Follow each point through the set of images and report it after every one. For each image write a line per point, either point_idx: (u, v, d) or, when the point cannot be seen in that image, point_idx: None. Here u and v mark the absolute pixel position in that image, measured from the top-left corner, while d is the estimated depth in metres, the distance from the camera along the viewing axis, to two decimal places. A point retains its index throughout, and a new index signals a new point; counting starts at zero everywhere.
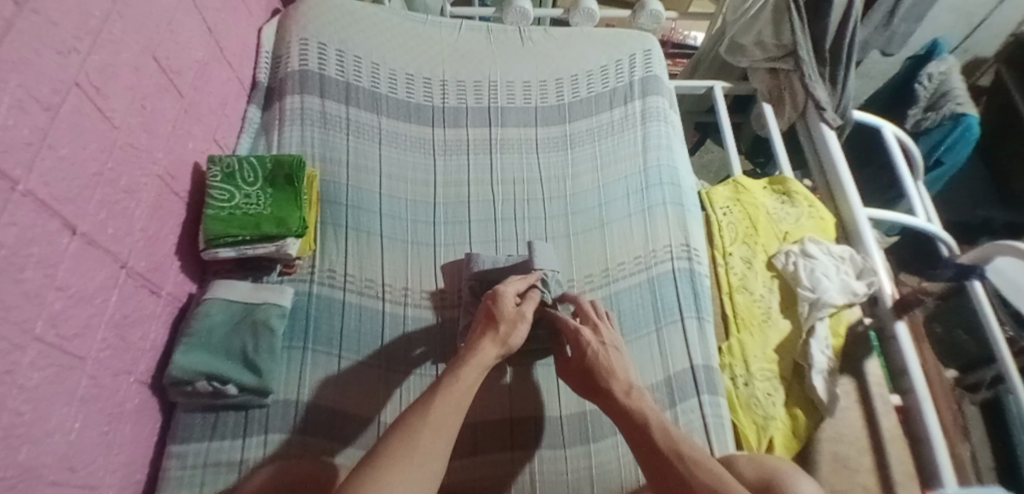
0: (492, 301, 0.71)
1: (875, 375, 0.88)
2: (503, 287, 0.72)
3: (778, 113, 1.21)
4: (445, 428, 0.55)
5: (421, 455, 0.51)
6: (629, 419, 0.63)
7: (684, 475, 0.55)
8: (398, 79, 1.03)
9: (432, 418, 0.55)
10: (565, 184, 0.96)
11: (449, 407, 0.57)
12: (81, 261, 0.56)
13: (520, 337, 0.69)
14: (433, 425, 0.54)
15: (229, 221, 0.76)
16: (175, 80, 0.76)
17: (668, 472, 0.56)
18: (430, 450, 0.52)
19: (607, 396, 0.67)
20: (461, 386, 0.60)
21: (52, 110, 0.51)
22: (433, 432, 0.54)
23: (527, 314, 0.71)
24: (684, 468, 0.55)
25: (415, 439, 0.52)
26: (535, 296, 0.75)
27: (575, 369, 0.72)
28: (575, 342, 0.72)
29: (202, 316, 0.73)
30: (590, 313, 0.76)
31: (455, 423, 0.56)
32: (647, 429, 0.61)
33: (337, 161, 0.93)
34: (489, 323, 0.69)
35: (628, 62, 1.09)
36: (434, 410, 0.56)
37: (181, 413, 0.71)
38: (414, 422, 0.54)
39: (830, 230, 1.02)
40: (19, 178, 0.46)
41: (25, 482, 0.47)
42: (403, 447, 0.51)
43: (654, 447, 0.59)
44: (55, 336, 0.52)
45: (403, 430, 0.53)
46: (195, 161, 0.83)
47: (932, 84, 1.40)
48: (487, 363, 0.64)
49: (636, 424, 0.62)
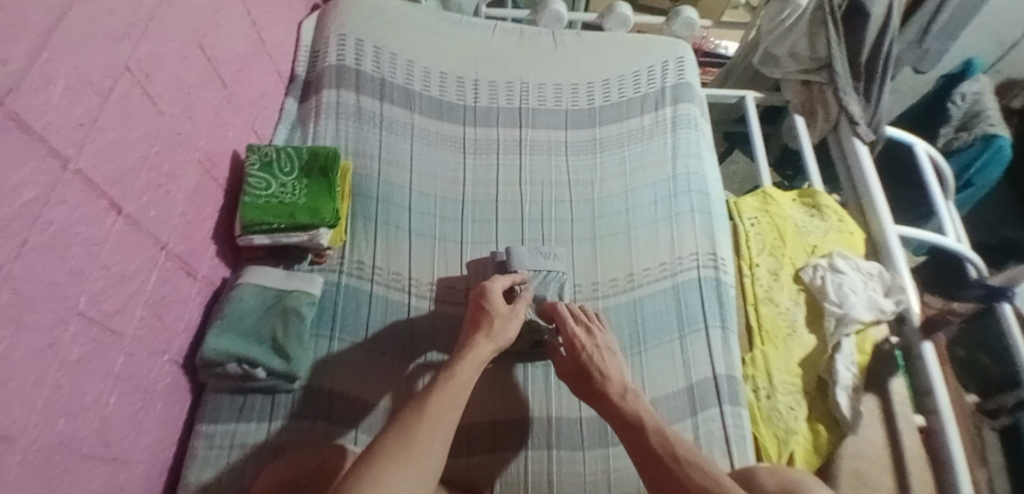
0: (480, 297, 0.73)
1: (900, 394, 0.86)
2: (490, 284, 0.75)
3: (810, 126, 1.19)
4: (442, 424, 0.55)
5: (420, 450, 0.51)
6: (625, 423, 0.63)
7: (681, 477, 0.54)
8: (431, 77, 1.04)
9: (428, 412, 0.56)
10: (592, 187, 0.97)
11: (447, 404, 0.57)
12: (124, 241, 0.57)
13: (509, 333, 0.70)
14: (432, 420, 0.55)
15: (265, 209, 0.78)
16: (218, 70, 0.78)
17: (661, 469, 0.56)
18: (427, 448, 0.52)
19: (603, 397, 0.67)
20: (457, 384, 0.60)
21: (104, 94, 0.52)
22: (430, 429, 0.54)
23: (518, 311, 0.72)
24: (678, 468, 0.55)
25: (412, 433, 0.53)
26: (526, 298, 0.75)
27: (569, 371, 0.72)
28: (570, 344, 0.73)
29: (235, 300, 0.75)
30: (580, 314, 0.77)
31: (452, 419, 0.57)
32: (644, 431, 0.61)
33: (370, 155, 0.94)
34: (477, 323, 0.70)
35: (660, 68, 1.09)
36: (433, 406, 0.56)
37: (211, 394, 0.73)
38: (410, 418, 0.54)
39: (859, 245, 1.00)
40: (71, 157, 0.47)
41: (60, 454, 0.49)
42: (404, 440, 0.52)
43: (653, 450, 0.58)
44: (96, 312, 0.53)
45: (400, 428, 0.53)
46: (234, 149, 0.85)
47: (965, 103, 1.38)
48: (482, 359, 0.65)
49: (631, 426, 0.62)
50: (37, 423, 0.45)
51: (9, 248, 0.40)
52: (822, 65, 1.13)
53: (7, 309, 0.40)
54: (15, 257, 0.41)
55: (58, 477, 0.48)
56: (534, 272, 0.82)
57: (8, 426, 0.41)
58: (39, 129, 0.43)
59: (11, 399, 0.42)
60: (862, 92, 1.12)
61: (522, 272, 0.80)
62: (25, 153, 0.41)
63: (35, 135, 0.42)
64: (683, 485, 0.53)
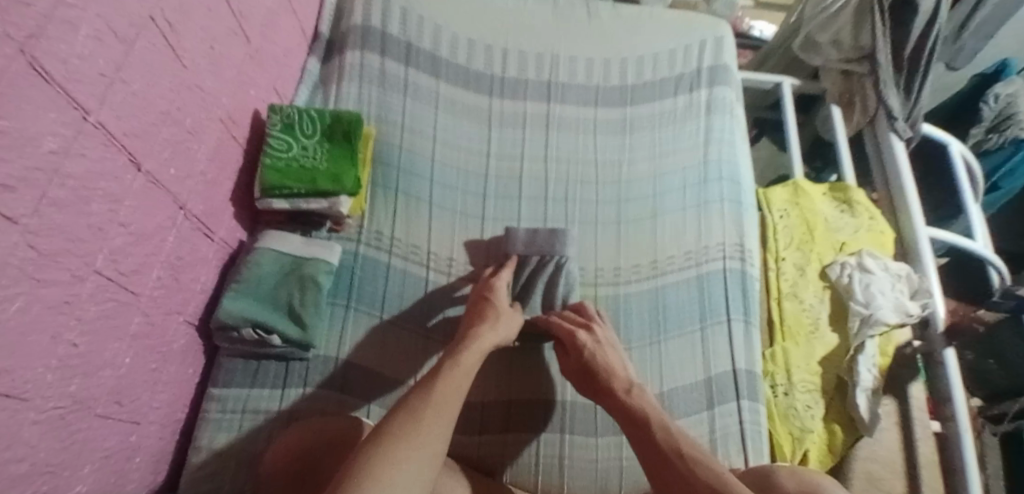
0: (484, 291, 0.74)
1: (918, 400, 0.85)
2: (497, 279, 0.75)
3: (846, 118, 1.14)
4: (446, 408, 0.53)
5: (427, 431, 0.50)
6: (630, 414, 0.62)
7: (683, 472, 0.53)
8: (459, 43, 1.00)
9: (432, 397, 0.54)
10: (620, 169, 0.93)
11: (449, 389, 0.56)
12: (144, 199, 0.55)
13: (513, 330, 0.70)
14: (436, 405, 0.53)
15: (286, 173, 0.76)
16: (243, 24, 0.75)
17: (666, 468, 0.55)
18: (434, 429, 0.50)
19: (609, 394, 0.66)
20: (462, 371, 0.59)
21: (129, 44, 0.49)
22: (435, 413, 0.52)
23: (518, 311, 0.73)
24: (683, 465, 0.54)
25: (418, 415, 0.51)
26: (518, 319, 0.72)
27: (574, 368, 0.70)
28: (572, 343, 0.70)
29: (253, 264, 0.74)
30: (577, 316, 0.74)
31: (454, 407, 0.55)
32: (648, 423, 0.60)
33: (393, 123, 0.92)
34: (479, 312, 0.70)
35: (698, 48, 1.04)
36: (436, 390, 0.55)
37: (224, 357, 0.72)
38: (412, 404, 0.52)
39: (889, 245, 0.97)
40: (91, 110, 0.45)
41: (74, 413, 0.48)
42: (411, 423, 0.50)
43: (656, 446, 0.57)
44: (114, 271, 0.51)
45: (407, 410, 0.52)
46: (255, 109, 0.82)
47: (997, 106, 1.29)
48: (485, 349, 0.64)
49: (637, 422, 0.61)
50: (52, 382, 0.44)
51: (27, 202, 0.38)
52: (862, 56, 1.07)
53: (24, 264, 0.39)
54: (34, 211, 0.39)
55: (71, 437, 0.48)
56: (526, 254, 0.80)
57: (23, 385, 0.40)
58: (60, 79, 0.40)
59: (27, 356, 0.40)
60: (903, 87, 1.06)
61: (516, 254, 0.80)
62: (45, 103, 0.39)
63: (56, 84, 0.40)
64: (687, 483, 0.53)
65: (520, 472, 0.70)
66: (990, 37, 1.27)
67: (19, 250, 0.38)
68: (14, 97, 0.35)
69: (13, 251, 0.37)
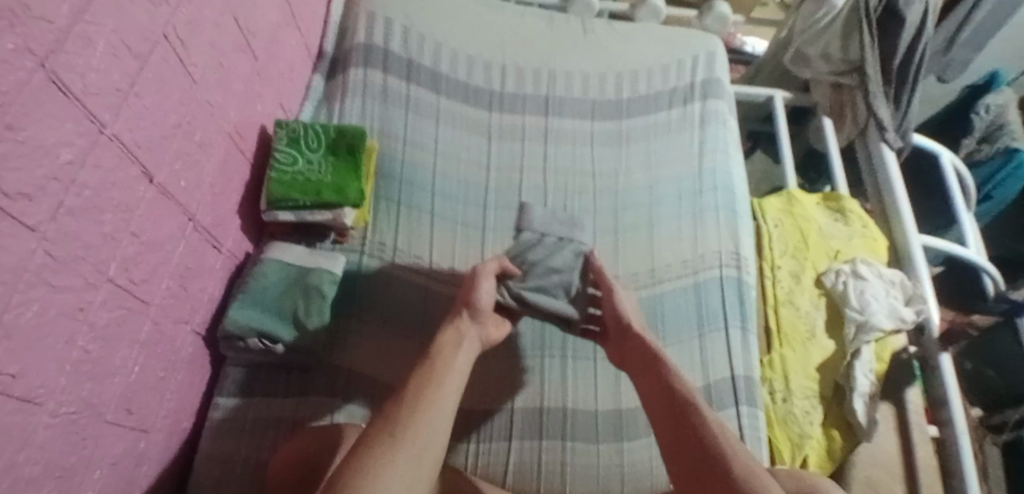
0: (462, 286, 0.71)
1: (916, 405, 0.86)
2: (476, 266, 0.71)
3: (838, 128, 1.17)
4: (433, 410, 0.52)
5: (406, 436, 0.48)
6: (655, 376, 0.61)
7: (699, 439, 0.52)
8: (459, 59, 1.03)
9: (408, 396, 0.53)
10: (617, 180, 0.96)
11: (423, 387, 0.54)
12: (154, 209, 0.57)
13: (498, 333, 0.70)
14: (411, 404, 0.52)
15: (292, 185, 0.78)
16: (250, 40, 0.77)
17: (687, 440, 0.52)
18: (416, 430, 0.49)
19: (638, 338, 0.66)
20: (438, 364, 0.58)
21: (142, 59, 0.52)
22: (411, 412, 0.51)
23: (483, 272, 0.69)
24: (705, 434, 0.52)
25: (397, 420, 0.49)
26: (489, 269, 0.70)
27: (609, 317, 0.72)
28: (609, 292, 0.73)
29: (258, 276, 0.75)
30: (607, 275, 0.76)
31: (449, 406, 0.54)
32: (673, 389, 0.58)
33: (395, 136, 0.94)
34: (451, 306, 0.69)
35: (691, 62, 1.08)
36: (407, 392, 0.53)
37: (231, 366, 0.73)
38: (389, 410, 0.51)
39: (882, 252, 0.99)
40: (107, 123, 0.47)
41: (85, 418, 0.49)
42: (390, 427, 0.48)
43: (691, 409, 0.55)
44: (126, 280, 0.53)
45: (386, 415, 0.50)
46: (262, 124, 0.85)
47: (988, 115, 1.33)
48: (461, 337, 0.63)
49: (660, 381, 0.60)
50: (64, 387, 0.45)
51: (45, 210, 0.40)
52: (852, 68, 1.10)
53: (41, 271, 0.40)
54: (51, 219, 0.41)
55: (82, 441, 0.49)
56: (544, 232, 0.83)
57: (37, 388, 0.41)
58: (76, 92, 0.42)
59: (41, 360, 0.41)
60: (892, 98, 1.09)
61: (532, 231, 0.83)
62: (63, 114, 0.41)
63: (73, 97, 0.42)
64: (718, 461, 0.49)
65: (521, 478, 0.70)
66: (977, 50, 1.30)
67: (36, 256, 0.39)
68: (33, 108, 0.37)
69: (30, 257, 0.38)
